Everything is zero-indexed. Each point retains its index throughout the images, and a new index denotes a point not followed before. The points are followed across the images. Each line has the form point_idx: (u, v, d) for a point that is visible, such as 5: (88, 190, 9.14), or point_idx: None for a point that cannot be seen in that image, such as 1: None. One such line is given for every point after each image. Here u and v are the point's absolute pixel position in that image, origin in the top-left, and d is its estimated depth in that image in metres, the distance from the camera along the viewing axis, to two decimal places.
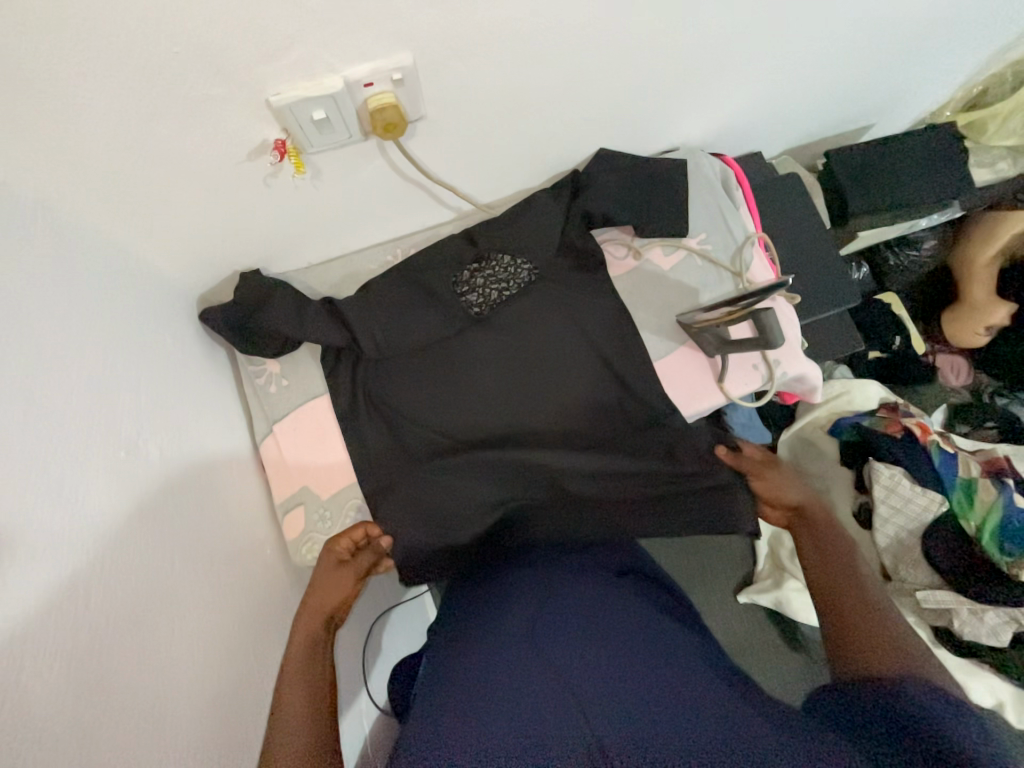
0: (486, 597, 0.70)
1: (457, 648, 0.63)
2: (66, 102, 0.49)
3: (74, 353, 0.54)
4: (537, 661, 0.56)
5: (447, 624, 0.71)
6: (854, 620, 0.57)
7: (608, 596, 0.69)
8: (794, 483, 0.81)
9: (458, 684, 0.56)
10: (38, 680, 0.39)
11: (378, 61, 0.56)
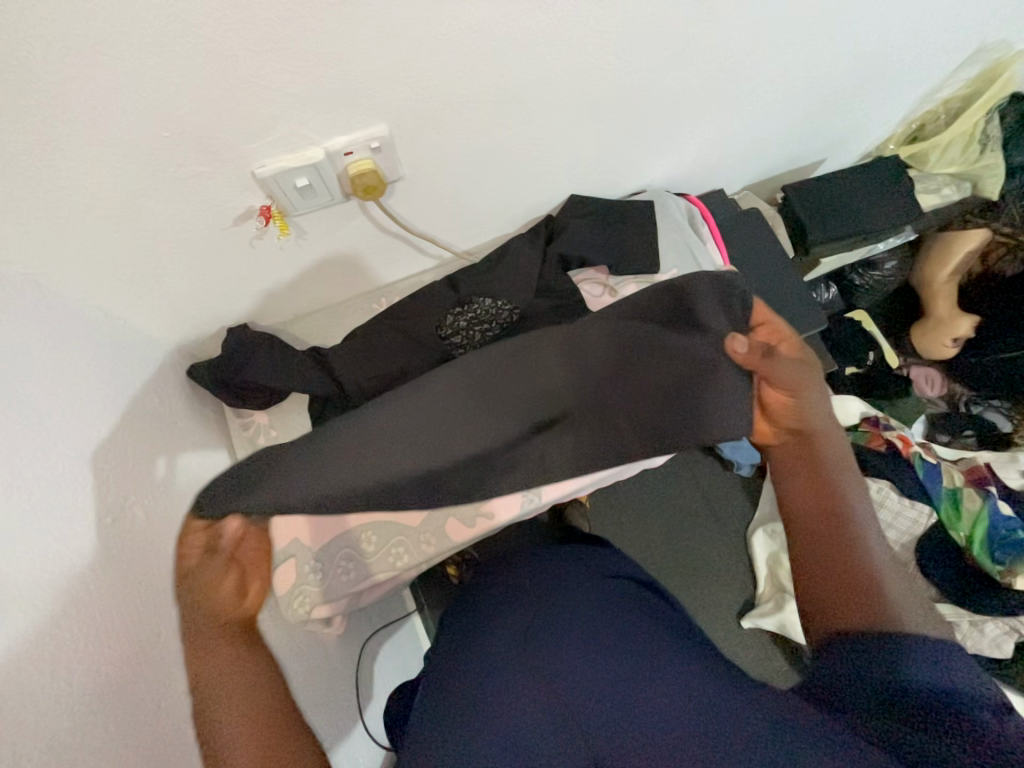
0: (481, 620, 0.72)
1: (456, 669, 0.65)
2: (62, 183, 0.51)
3: (62, 421, 0.54)
4: (535, 682, 0.57)
5: (442, 648, 0.73)
6: (834, 580, 0.56)
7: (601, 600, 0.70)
8: (819, 399, 0.62)
9: (449, 715, 0.57)
10: (25, 763, 0.37)
11: (357, 132, 0.60)
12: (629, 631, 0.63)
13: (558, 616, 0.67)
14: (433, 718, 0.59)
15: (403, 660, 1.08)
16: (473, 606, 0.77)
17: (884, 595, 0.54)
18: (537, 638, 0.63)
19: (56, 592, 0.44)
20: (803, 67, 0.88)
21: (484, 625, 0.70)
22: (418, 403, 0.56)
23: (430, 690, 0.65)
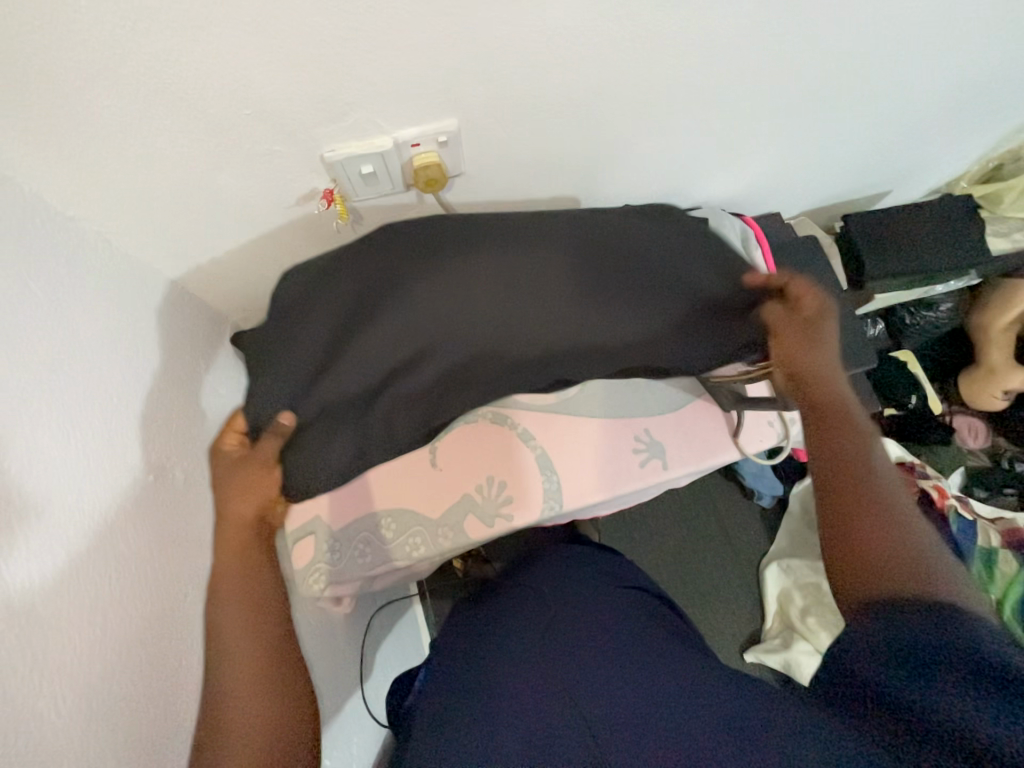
0: (490, 622, 0.71)
1: (465, 668, 0.64)
2: (144, 152, 0.54)
3: (118, 377, 0.56)
4: (551, 685, 0.56)
5: (450, 643, 0.73)
6: (859, 550, 0.52)
7: (603, 603, 0.70)
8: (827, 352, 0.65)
9: (458, 700, 0.58)
10: (57, 707, 0.38)
11: (427, 124, 0.60)
12: (646, 645, 0.62)
13: (573, 624, 0.66)
14: (441, 712, 0.59)
15: (403, 647, 1.09)
16: (484, 603, 0.78)
17: (908, 572, 0.49)
18: (550, 644, 0.62)
19: (93, 539, 0.46)
20: (884, 96, 0.85)
21: (495, 626, 0.70)
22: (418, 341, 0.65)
23: (439, 685, 0.65)
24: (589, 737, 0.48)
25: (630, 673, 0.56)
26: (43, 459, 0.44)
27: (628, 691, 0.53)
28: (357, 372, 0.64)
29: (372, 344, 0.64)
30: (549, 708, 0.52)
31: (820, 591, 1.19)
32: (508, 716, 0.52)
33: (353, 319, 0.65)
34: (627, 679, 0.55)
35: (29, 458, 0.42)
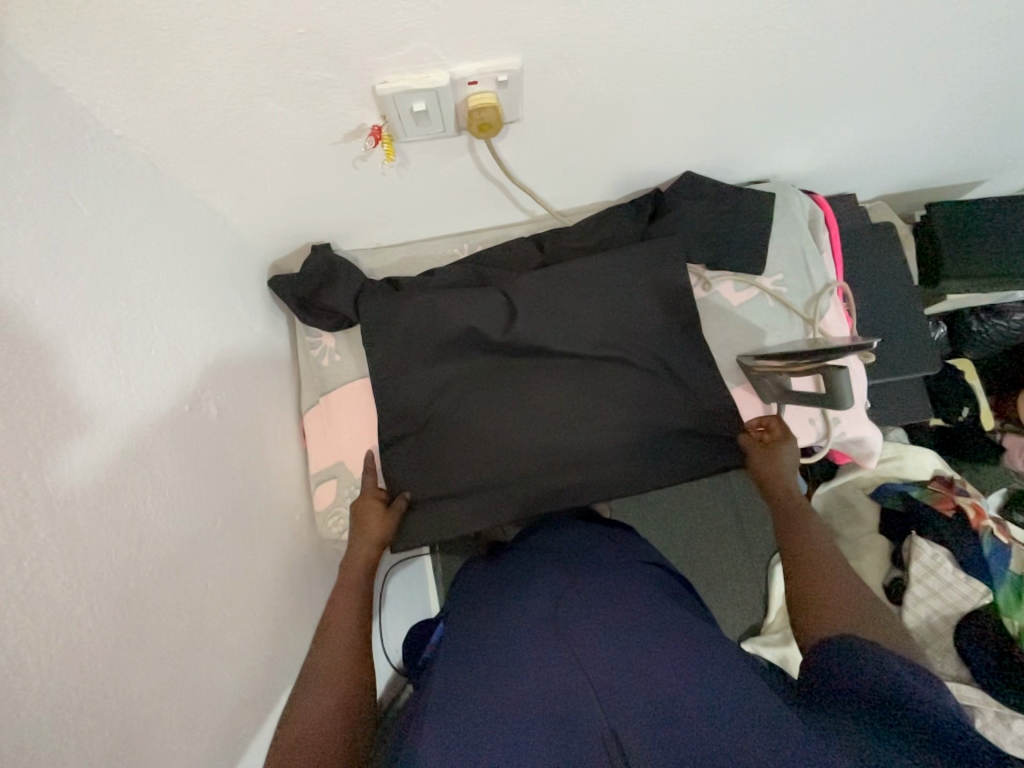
0: (506, 587, 0.71)
1: (478, 630, 0.64)
2: (191, 71, 0.50)
3: (155, 305, 0.56)
4: (559, 648, 0.56)
5: (464, 603, 0.74)
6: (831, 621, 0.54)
7: (615, 574, 0.70)
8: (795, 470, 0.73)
9: (473, 661, 0.58)
10: (89, 615, 0.40)
11: (487, 60, 0.55)
12: (656, 614, 0.61)
13: (588, 591, 0.65)
14: (453, 667, 0.60)
15: (411, 594, 1.13)
16: (495, 566, 0.80)
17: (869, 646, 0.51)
18: (564, 607, 0.62)
19: (129, 460, 0.47)
20: (1009, 67, 0.74)
21: (509, 591, 0.69)
22: (503, 354, 0.78)
23: (452, 644, 0.65)
24: (600, 710, 0.47)
25: (642, 644, 0.55)
26: (80, 381, 0.44)
27: (637, 662, 0.52)
28: (443, 351, 0.78)
29: (451, 339, 0.77)
30: (559, 676, 0.52)
31: None
32: (521, 677, 0.53)
33: (437, 315, 0.77)
34: (640, 653, 0.54)
35: (64, 380, 0.42)
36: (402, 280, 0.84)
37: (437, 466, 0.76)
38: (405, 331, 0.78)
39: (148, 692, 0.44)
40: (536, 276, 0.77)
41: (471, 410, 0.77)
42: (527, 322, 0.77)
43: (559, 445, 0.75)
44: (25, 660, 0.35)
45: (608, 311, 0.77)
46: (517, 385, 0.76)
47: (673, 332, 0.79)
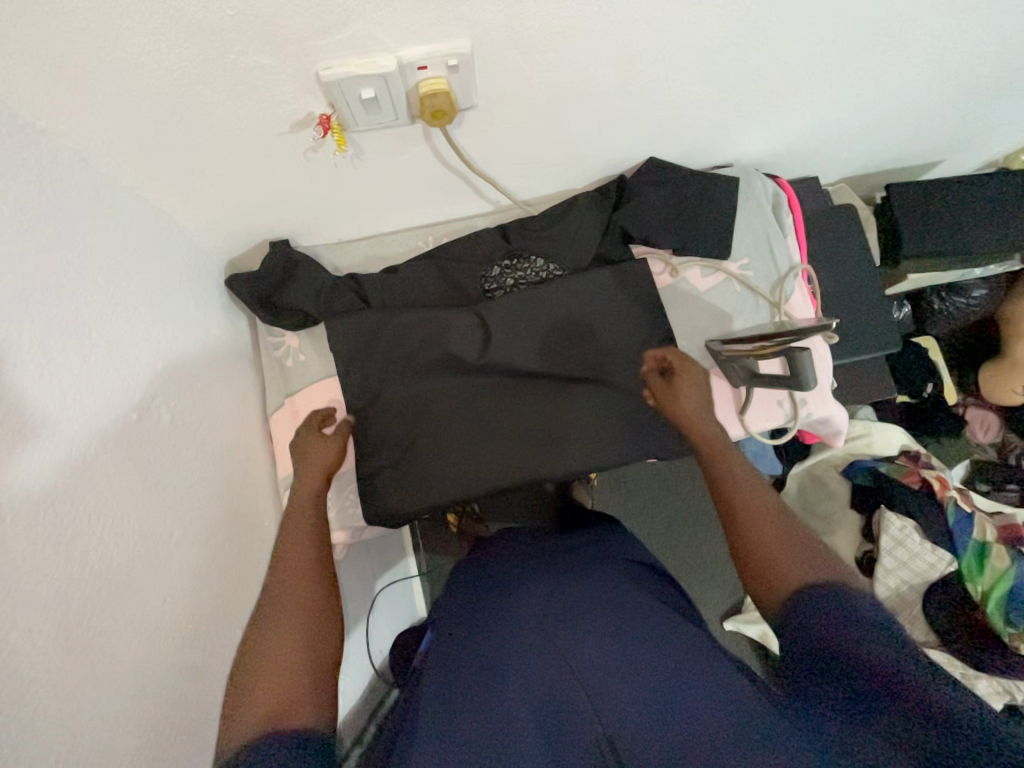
0: (493, 591, 0.70)
1: (468, 632, 0.64)
2: (115, 59, 0.47)
3: (94, 309, 0.53)
4: (544, 648, 0.55)
5: (450, 607, 0.73)
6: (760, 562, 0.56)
7: (594, 570, 0.70)
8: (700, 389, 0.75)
9: (463, 665, 0.58)
10: (29, 644, 0.38)
11: (435, 44, 0.53)
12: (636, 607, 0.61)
13: (574, 588, 0.65)
14: (444, 670, 0.59)
15: (395, 594, 1.12)
16: (481, 567, 0.79)
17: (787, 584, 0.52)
18: (549, 608, 0.61)
19: (69, 477, 0.45)
20: (959, 45, 0.75)
21: (495, 595, 0.69)
22: (474, 371, 0.79)
23: (442, 649, 0.65)
24: (592, 711, 0.48)
25: (624, 638, 0.55)
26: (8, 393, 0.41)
27: (620, 658, 0.52)
28: (416, 351, 0.78)
29: (422, 342, 0.78)
30: (547, 679, 0.52)
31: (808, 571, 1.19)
32: (515, 675, 0.53)
33: (406, 319, 0.78)
34: (620, 644, 0.54)
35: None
36: (365, 276, 0.82)
37: (416, 476, 0.78)
38: (374, 359, 0.78)
39: (102, 719, 0.42)
40: (504, 297, 0.80)
41: (446, 419, 0.78)
42: (498, 329, 0.79)
43: (537, 458, 0.78)
44: None
45: (575, 312, 0.80)
46: (493, 406, 0.78)
47: (637, 325, 0.81)
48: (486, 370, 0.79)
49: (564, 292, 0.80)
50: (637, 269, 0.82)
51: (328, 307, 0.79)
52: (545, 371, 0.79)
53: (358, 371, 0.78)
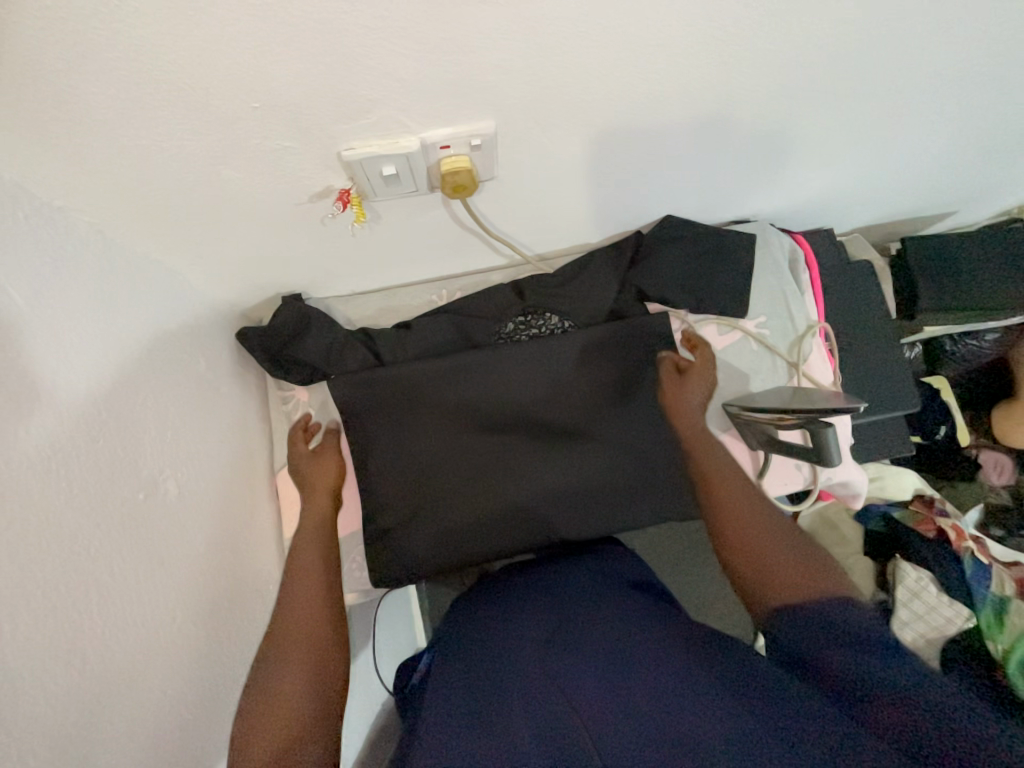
0: (496, 611, 0.65)
1: (471, 652, 0.59)
2: (138, 143, 0.47)
3: (105, 386, 0.51)
4: (546, 679, 0.49)
5: (453, 621, 0.69)
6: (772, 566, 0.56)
7: (595, 591, 0.65)
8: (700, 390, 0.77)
9: (466, 696, 0.52)
10: (24, 765, 0.36)
11: (459, 125, 0.52)
12: (635, 609, 0.60)
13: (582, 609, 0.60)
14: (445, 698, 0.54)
15: (397, 640, 1.09)
16: (477, 590, 0.75)
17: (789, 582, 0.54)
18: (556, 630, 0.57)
19: (70, 568, 0.43)
20: (977, 109, 0.75)
21: (504, 613, 0.64)
22: (482, 421, 0.77)
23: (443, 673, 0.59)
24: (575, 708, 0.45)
25: (620, 639, 0.53)
26: (18, 494, 0.40)
27: (610, 651, 0.51)
28: (425, 405, 0.77)
29: (432, 397, 0.77)
30: (551, 704, 0.47)
31: None
32: (524, 705, 0.48)
33: (415, 370, 0.77)
34: (623, 663, 0.49)
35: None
36: (377, 330, 0.81)
37: (422, 532, 0.76)
38: (413, 407, 0.77)
39: None
40: (516, 350, 0.78)
41: (452, 469, 0.77)
42: (506, 379, 0.78)
43: (546, 508, 0.77)
44: None
45: (589, 365, 0.79)
46: (529, 457, 0.77)
47: (653, 383, 0.80)
48: (496, 424, 0.78)
49: (578, 348, 0.79)
50: (652, 327, 0.81)
51: (340, 365, 0.79)
52: (556, 423, 0.78)
53: (366, 430, 0.77)
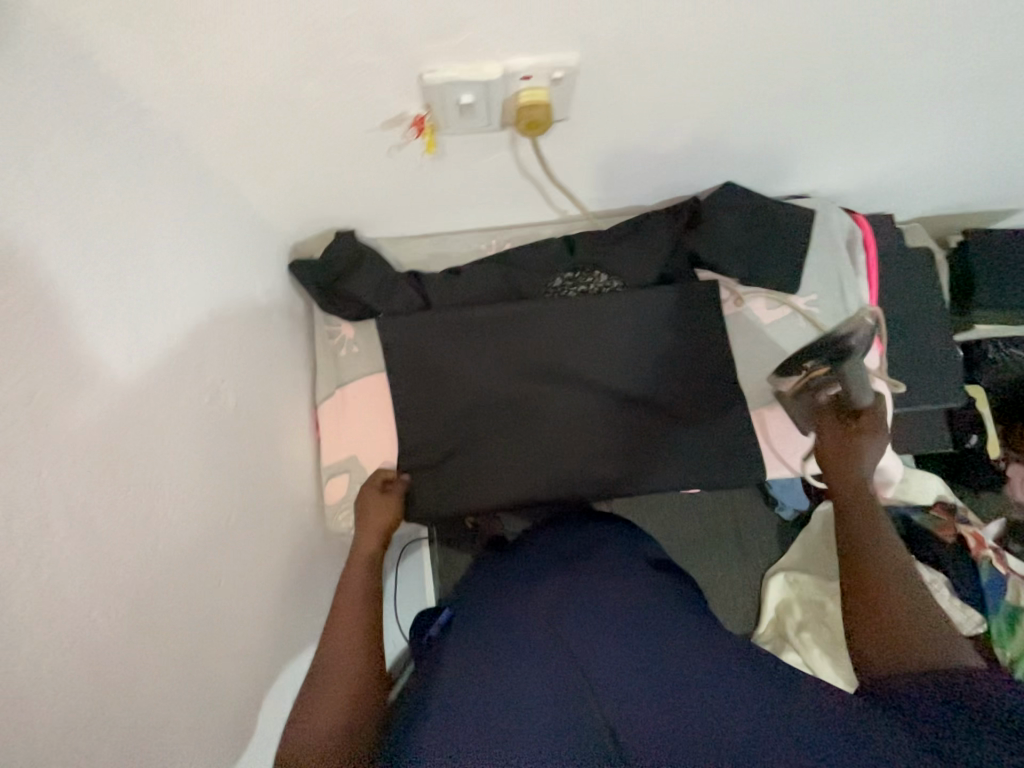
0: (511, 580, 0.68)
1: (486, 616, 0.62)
2: (228, 46, 0.47)
3: (178, 290, 0.53)
4: (562, 656, 0.53)
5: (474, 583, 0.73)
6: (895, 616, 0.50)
7: (623, 575, 0.65)
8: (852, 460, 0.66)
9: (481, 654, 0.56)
10: (106, 619, 0.39)
11: (543, 56, 0.52)
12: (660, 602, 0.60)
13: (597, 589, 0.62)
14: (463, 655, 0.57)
15: (407, 587, 1.12)
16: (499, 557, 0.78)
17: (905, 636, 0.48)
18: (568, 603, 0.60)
19: (145, 452, 0.45)
20: None
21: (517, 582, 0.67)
22: (523, 371, 0.78)
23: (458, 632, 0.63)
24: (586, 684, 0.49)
25: (637, 636, 0.55)
26: (100, 378, 0.42)
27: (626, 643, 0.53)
28: (468, 350, 0.78)
29: (476, 343, 0.78)
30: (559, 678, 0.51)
31: (822, 610, 1.15)
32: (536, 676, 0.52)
33: (461, 314, 0.78)
34: (635, 661, 0.51)
35: (87, 367, 0.40)
36: (426, 273, 0.82)
37: (455, 473, 0.78)
38: (456, 357, 0.78)
39: (161, 693, 0.43)
40: (564, 304, 0.79)
41: (490, 415, 0.78)
42: (552, 332, 0.78)
43: (579, 463, 0.78)
44: (43, 664, 0.34)
45: (635, 325, 0.79)
46: (566, 417, 0.77)
47: (696, 350, 0.80)
48: (538, 376, 0.78)
49: (625, 307, 0.79)
50: (701, 293, 0.80)
51: (388, 304, 0.80)
52: (595, 381, 0.79)
53: (408, 369, 0.78)
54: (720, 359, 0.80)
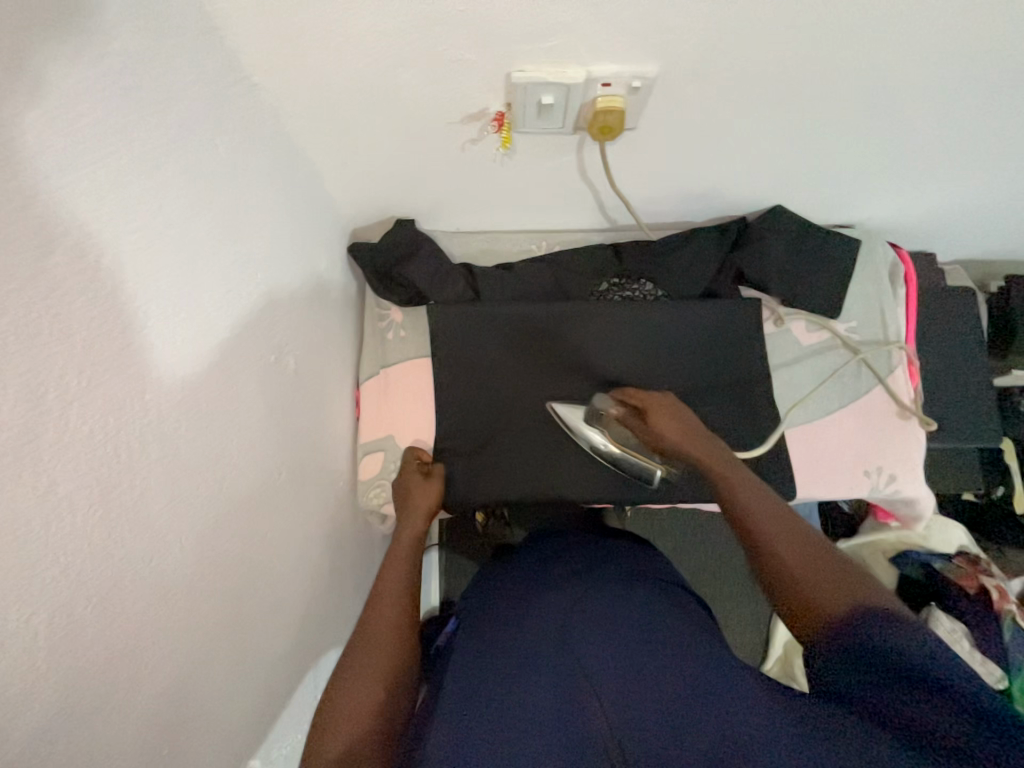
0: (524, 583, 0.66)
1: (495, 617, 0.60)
2: (341, 35, 0.51)
3: (261, 253, 0.56)
4: (569, 660, 0.50)
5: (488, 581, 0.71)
6: (808, 588, 0.50)
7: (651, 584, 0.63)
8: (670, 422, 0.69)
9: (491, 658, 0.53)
10: (178, 544, 0.41)
11: (625, 65, 0.55)
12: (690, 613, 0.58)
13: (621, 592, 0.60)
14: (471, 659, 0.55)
15: None
16: (518, 556, 0.77)
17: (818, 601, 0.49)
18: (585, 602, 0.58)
19: (222, 395, 0.48)
20: None
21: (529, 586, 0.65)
22: (565, 368, 0.80)
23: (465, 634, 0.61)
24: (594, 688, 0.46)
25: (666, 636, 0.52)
26: (196, 320, 0.45)
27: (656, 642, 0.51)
28: (513, 342, 0.80)
29: (521, 336, 0.80)
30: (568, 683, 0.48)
31: None
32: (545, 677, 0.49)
33: (509, 308, 0.80)
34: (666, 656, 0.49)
35: (187, 306, 0.43)
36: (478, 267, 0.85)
37: (488, 462, 0.79)
38: (500, 350, 0.80)
39: (210, 627, 0.45)
40: (609, 307, 0.81)
41: (528, 408, 0.80)
42: (596, 332, 0.80)
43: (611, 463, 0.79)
44: (125, 576, 0.36)
45: (676, 334, 0.80)
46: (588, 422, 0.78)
47: (735, 364, 0.81)
48: (578, 374, 0.80)
49: (669, 315, 0.81)
50: (745, 310, 0.82)
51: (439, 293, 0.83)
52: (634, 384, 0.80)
53: (453, 356, 0.80)
54: (758, 375, 0.81)
